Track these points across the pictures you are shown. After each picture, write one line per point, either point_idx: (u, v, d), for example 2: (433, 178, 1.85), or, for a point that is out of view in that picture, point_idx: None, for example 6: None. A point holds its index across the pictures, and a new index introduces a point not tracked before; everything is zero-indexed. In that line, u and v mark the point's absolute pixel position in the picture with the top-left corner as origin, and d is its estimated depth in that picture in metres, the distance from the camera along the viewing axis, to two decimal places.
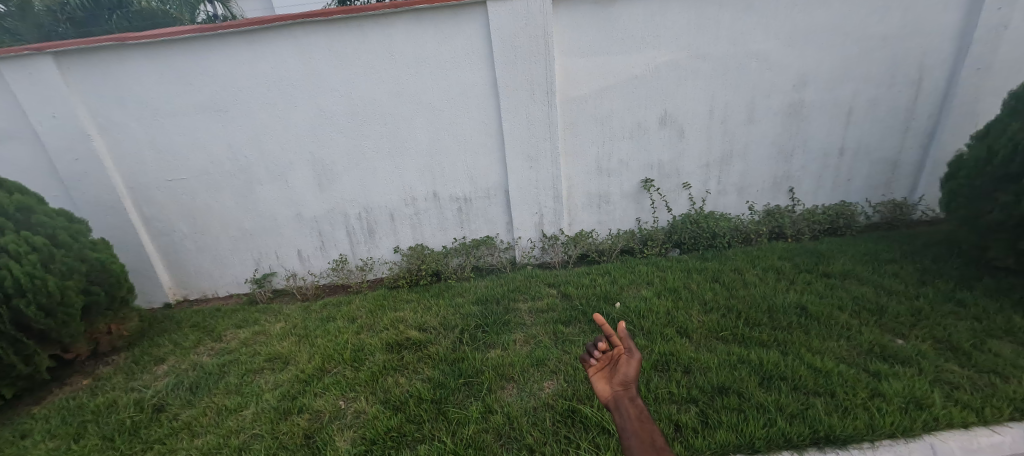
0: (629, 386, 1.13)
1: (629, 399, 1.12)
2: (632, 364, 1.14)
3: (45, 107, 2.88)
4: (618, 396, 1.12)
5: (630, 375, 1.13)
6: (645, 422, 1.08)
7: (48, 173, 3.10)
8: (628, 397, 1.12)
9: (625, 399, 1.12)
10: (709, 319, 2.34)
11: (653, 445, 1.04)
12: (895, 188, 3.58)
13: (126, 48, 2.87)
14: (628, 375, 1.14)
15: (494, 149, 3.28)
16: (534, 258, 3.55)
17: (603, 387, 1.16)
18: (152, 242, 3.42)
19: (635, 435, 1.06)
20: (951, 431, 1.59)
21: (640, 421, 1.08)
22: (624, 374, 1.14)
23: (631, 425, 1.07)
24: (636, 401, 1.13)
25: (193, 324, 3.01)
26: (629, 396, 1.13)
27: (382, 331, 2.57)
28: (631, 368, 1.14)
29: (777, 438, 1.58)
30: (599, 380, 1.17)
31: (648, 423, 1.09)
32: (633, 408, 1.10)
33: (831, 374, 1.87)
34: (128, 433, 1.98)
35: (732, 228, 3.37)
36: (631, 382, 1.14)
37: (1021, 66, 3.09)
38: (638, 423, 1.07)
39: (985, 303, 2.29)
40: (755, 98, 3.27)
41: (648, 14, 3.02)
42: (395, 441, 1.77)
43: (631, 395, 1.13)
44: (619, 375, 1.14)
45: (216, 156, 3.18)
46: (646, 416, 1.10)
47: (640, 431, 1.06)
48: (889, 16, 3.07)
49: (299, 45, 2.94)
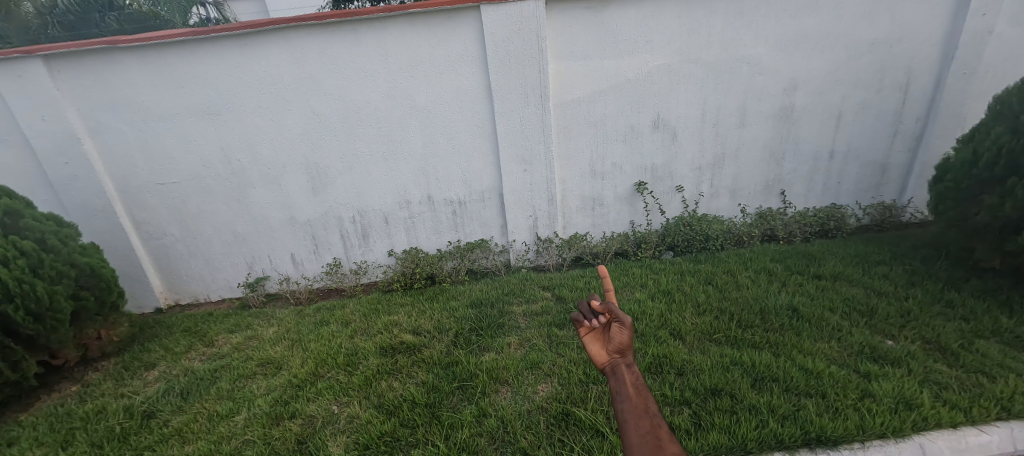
0: (624, 352, 1.02)
1: (624, 365, 1.01)
2: (624, 330, 1.02)
3: (34, 110, 2.86)
4: (614, 362, 1.02)
5: (624, 340, 1.02)
6: (641, 388, 0.99)
7: (37, 177, 3.06)
8: (624, 363, 1.01)
9: (621, 365, 1.01)
10: (702, 322, 2.35)
11: (647, 411, 0.94)
12: (886, 190, 3.63)
13: (117, 51, 2.85)
14: (623, 341, 1.02)
15: (488, 152, 3.28)
16: (529, 261, 3.56)
17: (598, 352, 1.06)
18: (143, 246, 3.38)
19: (629, 400, 0.96)
20: (939, 431, 1.61)
21: (635, 388, 0.98)
22: (618, 340, 1.03)
23: (624, 389, 0.98)
24: (634, 367, 1.02)
25: (185, 329, 2.98)
26: (626, 362, 1.02)
27: (376, 334, 2.57)
28: (625, 333, 1.02)
29: (769, 440, 1.59)
30: (594, 343, 1.08)
31: (644, 389, 0.99)
32: (629, 374, 1.00)
33: (822, 375, 1.88)
34: (117, 440, 1.95)
35: (725, 231, 3.41)
36: (627, 347, 1.02)
37: (1005, 70, 3.15)
38: (633, 390, 0.98)
39: (972, 304, 2.32)
40: (746, 102, 3.30)
41: (641, 18, 3.05)
42: (388, 445, 1.76)
43: (628, 360, 1.02)
44: (614, 341, 1.03)
45: (209, 159, 3.16)
46: (642, 382, 1.00)
47: (634, 397, 0.97)
48: (877, 22, 3.12)
49: (292, 49, 2.93)
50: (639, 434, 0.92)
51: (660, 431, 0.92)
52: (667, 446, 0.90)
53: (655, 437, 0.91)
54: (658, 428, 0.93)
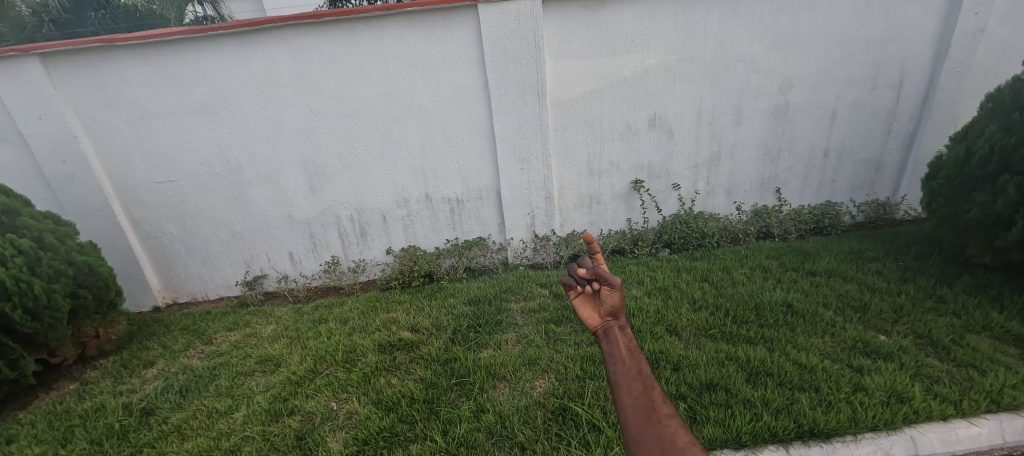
0: (618, 314, 0.94)
1: (618, 328, 0.93)
2: (615, 291, 0.93)
3: (30, 109, 2.85)
4: (607, 325, 0.94)
5: (617, 303, 0.92)
6: (634, 351, 0.90)
7: (34, 175, 3.06)
8: (617, 326, 0.93)
9: (614, 329, 0.93)
10: (698, 318, 2.37)
11: (639, 374, 0.86)
12: (879, 188, 3.67)
13: (115, 48, 2.85)
14: (616, 304, 0.93)
15: (486, 150, 3.30)
16: (526, 259, 3.58)
17: (588, 315, 0.97)
18: (140, 244, 3.38)
19: (622, 364, 0.87)
20: (929, 424, 1.64)
21: (628, 350, 0.90)
22: (610, 303, 0.93)
23: (617, 353, 0.89)
24: (627, 329, 0.94)
25: (183, 328, 2.98)
26: (619, 325, 0.94)
27: (374, 331, 2.58)
28: (617, 295, 0.93)
29: (763, 433, 1.62)
30: (584, 307, 0.99)
31: (637, 352, 0.91)
32: (622, 337, 0.92)
33: (815, 370, 1.91)
34: (117, 437, 1.96)
35: (721, 228, 3.43)
36: (620, 310, 0.94)
37: (997, 69, 3.18)
38: (626, 352, 0.89)
39: (964, 300, 2.35)
40: (742, 99, 3.33)
41: (637, 17, 3.07)
42: (386, 441, 1.77)
43: (621, 323, 0.94)
44: (606, 304, 0.94)
45: (207, 157, 3.16)
46: (636, 345, 0.92)
47: (628, 360, 0.88)
48: (871, 20, 3.14)
49: (289, 46, 2.93)
50: (633, 397, 0.83)
51: (654, 394, 0.84)
52: (661, 408, 0.83)
53: (648, 399, 0.83)
54: (652, 390, 0.85)
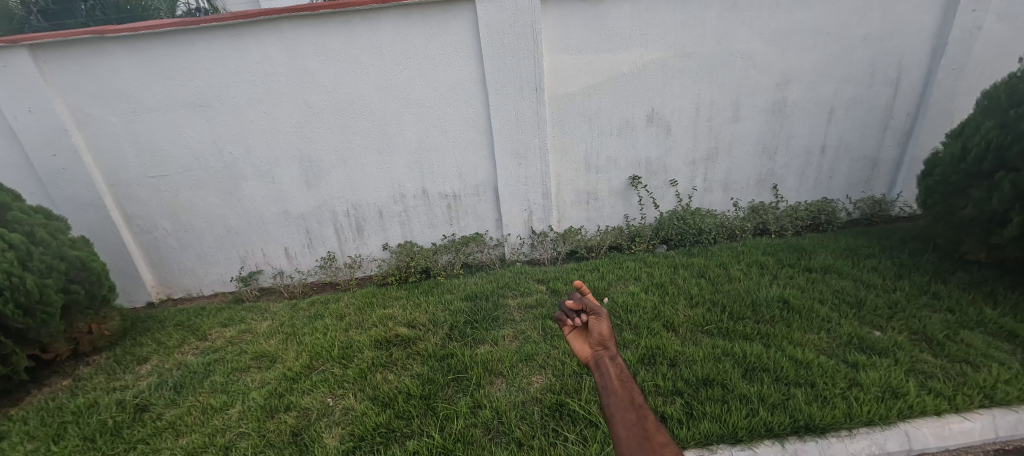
0: (607, 344, 0.98)
1: (609, 358, 0.96)
2: (603, 320, 0.98)
3: (19, 101, 2.80)
4: (598, 356, 0.98)
5: (605, 332, 0.98)
6: (626, 381, 0.91)
7: (24, 169, 3.01)
8: (607, 356, 0.97)
9: (604, 358, 0.96)
10: (694, 314, 2.37)
11: (632, 403, 0.86)
12: (875, 185, 3.68)
13: (106, 40, 2.80)
14: (604, 333, 0.98)
15: (483, 145, 3.28)
16: (523, 254, 3.56)
17: (580, 347, 1.01)
18: (133, 240, 3.35)
19: (615, 394, 0.89)
20: (923, 418, 1.65)
21: (620, 380, 0.92)
22: (599, 332, 0.99)
23: (610, 384, 0.91)
24: (618, 359, 0.97)
25: (177, 323, 2.96)
26: (609, 355, 0.98)
27: (370, 327, 2.56)
28: (605, 324, 0.99)
29: (759, 428, 1.62)
30: (576, 339, 1.03)
31: (630, 382, 0.92)
32: (613, 367, 0.94)
33: (811, 365, 1.92)
34: (109, 434, 1.94)
35: (719, 224, 3.42)
36: (609, 339, 0.99)
37: (993, 65, 3.19)
38: (618, 382, 0.91)
39: (958, 296, 2.37)
40: (740, 96, 3.32)
41: (636, 12, 3.05)
42: (383, 437, 1.77)
43: (611, 353, 0.98)
44: (595, 334, 0.99)
45: (200, 152, 3.13)
46: (627, 375, 0.93)
47: (620, 390, 0.89)
48: (869, 17, 3.14)
49: (284, 39, 2.89)
50: (626, 426, 0.82)
51: (647, 422, 0.83)
52: (655, 436, 0.80)
53: (641, 429, 0.81)
54: (645, 419, 0.83)
